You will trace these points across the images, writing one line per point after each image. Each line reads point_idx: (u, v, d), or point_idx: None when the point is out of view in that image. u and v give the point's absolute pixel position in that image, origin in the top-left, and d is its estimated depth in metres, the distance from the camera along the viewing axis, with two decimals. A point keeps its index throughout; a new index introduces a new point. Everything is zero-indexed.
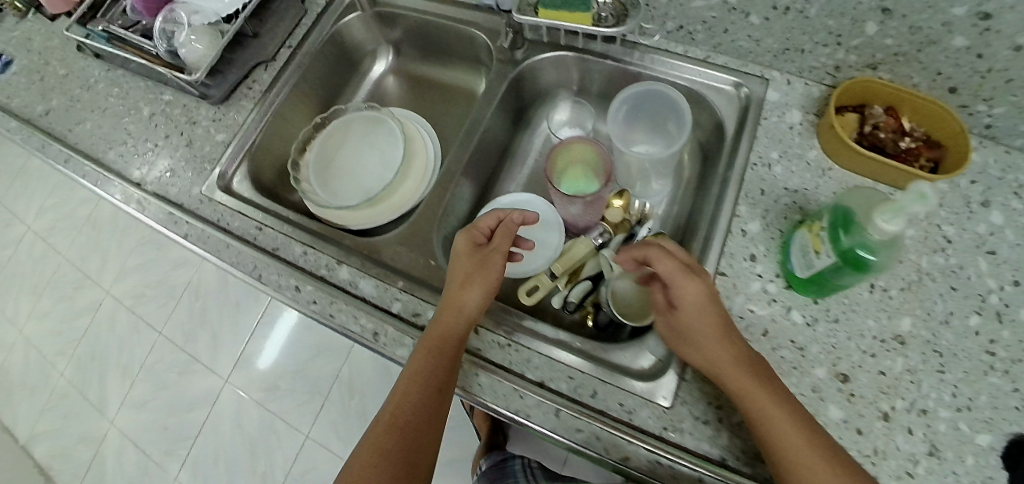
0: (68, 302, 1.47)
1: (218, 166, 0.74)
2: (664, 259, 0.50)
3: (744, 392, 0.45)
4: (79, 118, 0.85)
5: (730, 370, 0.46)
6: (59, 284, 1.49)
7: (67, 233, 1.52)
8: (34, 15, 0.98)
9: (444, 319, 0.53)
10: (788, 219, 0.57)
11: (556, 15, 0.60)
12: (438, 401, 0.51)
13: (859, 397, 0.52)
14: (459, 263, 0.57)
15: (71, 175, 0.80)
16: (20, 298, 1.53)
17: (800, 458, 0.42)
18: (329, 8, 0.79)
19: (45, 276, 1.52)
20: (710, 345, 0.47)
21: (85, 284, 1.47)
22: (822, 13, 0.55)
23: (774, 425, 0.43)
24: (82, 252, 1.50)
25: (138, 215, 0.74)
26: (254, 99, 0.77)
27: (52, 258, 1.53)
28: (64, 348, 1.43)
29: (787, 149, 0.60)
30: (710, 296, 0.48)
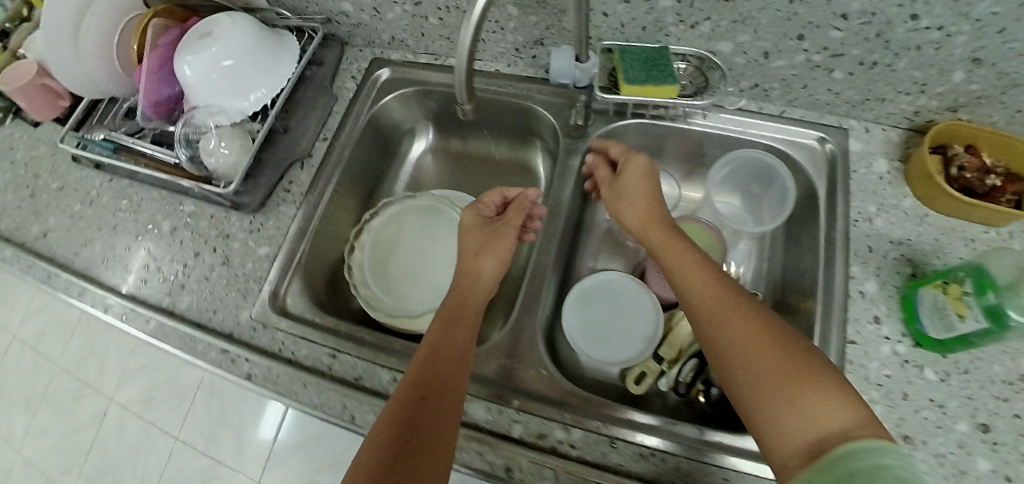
0: (65, 416, 1.29)
1: (266, 285, 0.66)
2: (621, 155, 0.62)
3: (714, 327, 0.47)
4: (85, 239, 0.76)
5: (699, 286, 0.50)
6: (51, 396, 1.30)
7: (50, 332, 1.35)
8: (12, 121, 0.88)
9: (461, 287, 0.59)
10: (901, 273, 0.57)
11: (642, 89, 0.57)
12: (445, 390, 0.49)
13: (1001, 444, 0.51)
14: (471, 236, 0.63)
15: (91, 310, 0.71)
16: (12, 413, 1.35)
17: (774, 386, 0.42)
18: (361, 91, 0.75)
19: (34, 388, 1.33)
20: (684, 267, 0.53)
21: (84, 394, 1.27)
22: (910, 65, 0.55)
23: (738, 350, 0.45)
24: (75, 357, 1.31)
25: (182, 353, 0.65)
26: (295, 201, 0.71)
27: (37, 368, 1.34)
28: (69, 467, 1.27)
29: (883, 201, 0.60)
30: (665, 216, 0.57)
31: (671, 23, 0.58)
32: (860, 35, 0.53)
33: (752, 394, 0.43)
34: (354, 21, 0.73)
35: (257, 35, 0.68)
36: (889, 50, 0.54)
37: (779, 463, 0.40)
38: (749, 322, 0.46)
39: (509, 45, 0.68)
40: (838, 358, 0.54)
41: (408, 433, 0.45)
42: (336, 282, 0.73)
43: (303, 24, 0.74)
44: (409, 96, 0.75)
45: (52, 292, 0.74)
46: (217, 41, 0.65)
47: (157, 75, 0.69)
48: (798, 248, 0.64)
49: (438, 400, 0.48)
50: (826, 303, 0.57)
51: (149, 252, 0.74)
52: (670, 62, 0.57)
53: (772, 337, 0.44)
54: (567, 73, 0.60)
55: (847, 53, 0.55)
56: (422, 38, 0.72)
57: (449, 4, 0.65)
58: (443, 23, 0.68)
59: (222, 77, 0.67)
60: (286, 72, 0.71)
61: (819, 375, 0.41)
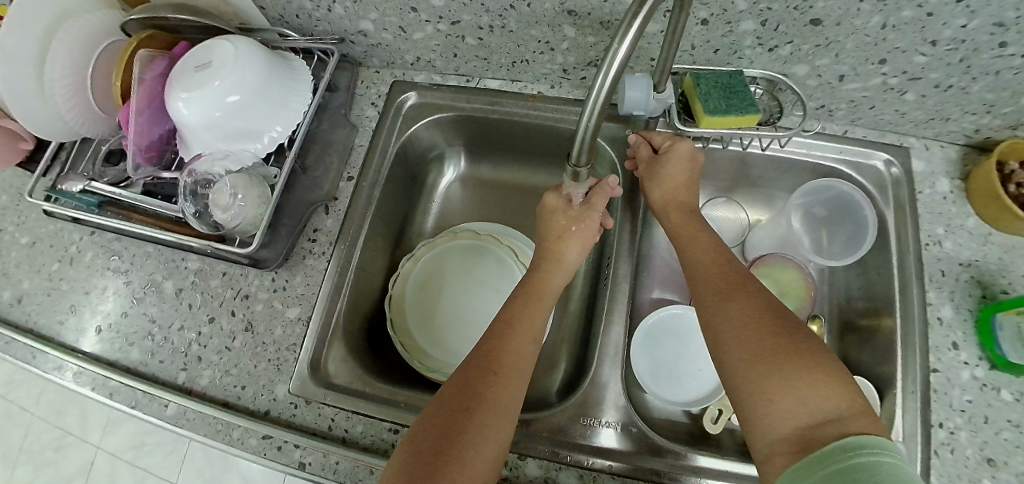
0: (50, 472, 1.14)
1: (303, 352, 0.59)
2: (667, 141, 0.58)
3: (712, 311, 0.46)
4: (66, 308, 0.67)
5: (705, 270, 0.49)
6: (30, 448, 1.16)
7: (18, 380, 1.19)
8: None
9: (546, 272, 0.55)
10: (972, 295, 0.57)
11: (721, 121, 0.54)
12: (505, 375, 0.46)
13: None
14: (553, 218, 0.58)
15: (91, 394, 0.61)
16: None
17: (767, 374, 0.40)
18: (385, 120, 0.67)
19: (11, 443, 1.17)
20: (695, 254, 0.52)
21: (68, 444, 1.14)
22: (984, 89, 0.52)
23: (731, 333, 0.43)
24: (54, 405, 1.16)
25: (213, 441, 0.57)
26: (324, 253, 0.63)
27: (12, 420, 1.17)
28: None
29: (949, 222, 0.60)
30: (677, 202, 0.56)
31: (749, 46, 0.53)
32: (943, 61, 0.50)
33: (740, 377, 0.41)
34: (374, 41, 0.65)
35: (267, 64, 0.58)
36: (968, 75, 0.51)
37: (764, 450, 0.39)
38: (747, 306, 0.44)
39: (557, 66, 0.62)
40: (923, 386, 0.55)
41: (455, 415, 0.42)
42: (374, 336, 0.66)
43: (314, 45, 0.64)
44: (445, 121, 0.69)
45: (42, 373, 0.63)
46: (220, 74, 0.55)
47: (147, 113, 0.59)
48: (862, 270, 0.64)
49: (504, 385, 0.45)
50: (905, 331, 0.57)
51: (151, 320, 0.64)
52: (748, 88, 0.54)
53: (766, 318, 0.43)
54: (641, 104, 0.54)
55: (925, 77, 0.53)
56: (453, 59, 0.65)
57: (493, 23, 0.57)
58: (482, 43, 0.61)
59: (229, 115, 0.57)
60: (302, 106, 0.61)
61: (821, 362, 0.40)
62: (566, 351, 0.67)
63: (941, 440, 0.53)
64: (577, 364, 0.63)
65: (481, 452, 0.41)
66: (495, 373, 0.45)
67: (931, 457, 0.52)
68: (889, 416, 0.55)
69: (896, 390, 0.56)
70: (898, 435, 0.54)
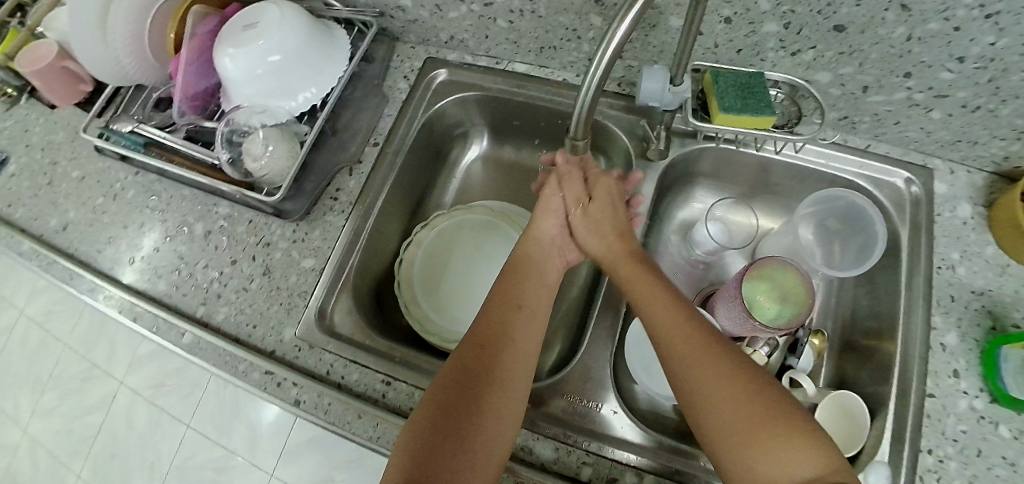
0: (76, 398, 1.22)
1: (313, 300, 0.62)
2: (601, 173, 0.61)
3: (674, 356, 0.46)
4: (106, 239, 0.72)
5: (660, 310, 0.49)
6: (61, 374, 1.24)
7: (57, 310, 1.28)
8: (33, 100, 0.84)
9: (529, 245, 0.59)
10: (981, 325, 0.56)
11: (735, 120, 0.54)
12: (505, 360, 0.48)
13: None
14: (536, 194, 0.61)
15: (118, 317, 0.66)
16: (20, 392, 1.27)
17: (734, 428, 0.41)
18: (414, 93, 0.70)
19: (46, 367, 1.26)
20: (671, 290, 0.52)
21: (95, 375, 1.22)
22: (1014, 113, 0.51)
23: (695, 383, 0.44)
24: (86, 337, 1.25)
25: (221, 373, 0.61)
26: (342, 212, 0.66)
27: (49, 346, 1.27)
28: (77, 448, 1.21)
29: (966, 248, 0.58)
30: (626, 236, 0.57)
31: (772, 48, 0.54)
32: (971, 78, 0.49)
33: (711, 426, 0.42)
34: (411, 17, 0.68)
35: (309, 30, 0.62)
36: (996, 96, 0.50)
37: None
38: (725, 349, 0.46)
39: (583, 55, 0.64)
40: (915, 408, 0.54)
41: (454, 410, 0.44)
42: (381, 297, 0.69)
43: (355, 15, 0.68)
44: (472, 100, 0.71)
45: (78, 293, 0.69)
46: (265, 34, 0.59)
47: (196, 66, 0.64)
48: (871, 288, 0.63)
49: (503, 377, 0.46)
50: (905, 351, 0.56)
51: (180, 256, 0.69)
52: (766, 90, 0.54)
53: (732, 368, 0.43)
54: (657, 95, 0.55)
55: (952, 95, 0.52)
56: (485, 40, 0.67)
57: (523, 7, 0.59)
58: (513, 27, 0.63)
59: (268, 73, 0.61)
60: (337, 72, 0.65)
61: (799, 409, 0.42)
62: (562, 334, 0.68)
63: (929, 465, 0.52)
64: (571, 346, 0.65)
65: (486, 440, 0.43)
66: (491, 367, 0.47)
67: (915, 481, 0.51)
68: (877, 434, 0.55)
69: (888, 410, 0.55)
70: (884, 454, 0.53)
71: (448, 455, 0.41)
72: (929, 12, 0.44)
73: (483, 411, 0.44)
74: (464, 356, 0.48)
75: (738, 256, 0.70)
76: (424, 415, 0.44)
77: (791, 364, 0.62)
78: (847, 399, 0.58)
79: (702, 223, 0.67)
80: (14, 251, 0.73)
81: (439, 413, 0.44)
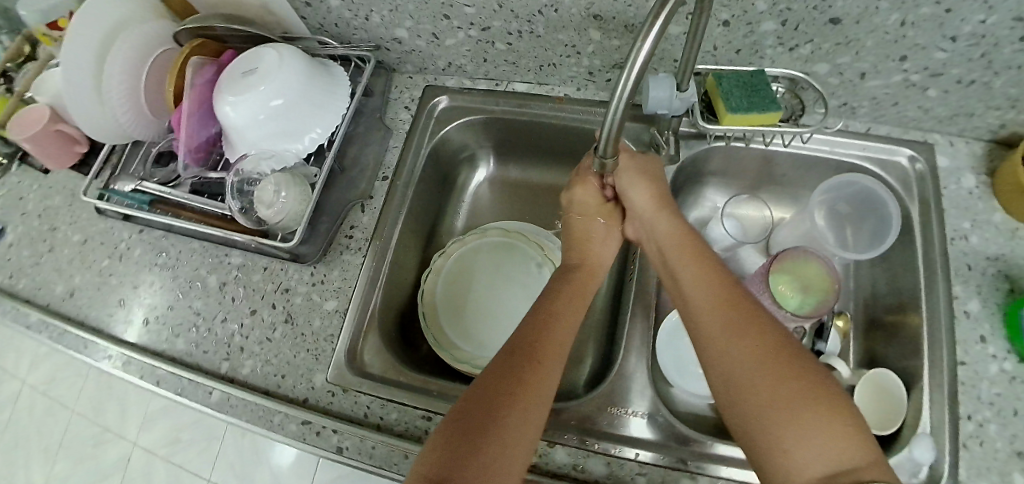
0: (87, 466, 1.18)
1: (340, 342, 0.61)
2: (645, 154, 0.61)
3: (714, 333, 0.45)
4: (116, 302, 0.70)
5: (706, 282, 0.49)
6: (69, 443, 1.20)
7: (60, 376, 1.25)
8: (23, 168, 0.82)
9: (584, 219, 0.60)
10: (1000, 289, 0.57)
11: (742, 119, 0.56)
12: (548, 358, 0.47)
13: None
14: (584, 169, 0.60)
15: (140, 382, 0.65)
16: (25, 467, 1.22)
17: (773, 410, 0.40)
18: (418, 123, 0.70)
19: (52, 437, 1.21)
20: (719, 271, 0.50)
21: (107, 439, 1.19)
22: (1007, 84, 0.53)
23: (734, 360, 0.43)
24: (93, 401, 1.21)
25: (255, 427, 0.59)
26: (360, 249, 0.66)
27: (54, 415, 1.22)
28: None
29: (975, 217, 0.60)
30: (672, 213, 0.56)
31: (770, 46, 0.55)
32: (965, 56, 0.51)
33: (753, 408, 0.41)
34: (408, 48, 0.68)
35: (308, 71, 0.62)
36: (989, 70, 0.52)
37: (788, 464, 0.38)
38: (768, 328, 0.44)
39: (583, 69, 0.65)
40: (951, 378, 0.55)
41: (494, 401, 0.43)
42: (405, 330, 0.68)
43: (351, 52, 0.68)
44: (475, 123, 0.72)
45: (93, 361, 0.67)
46: (265, 79, 0.59)
47: (197, 116, 0.63)
48: (887, 265, 0.64)
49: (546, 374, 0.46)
50: (932, 324, 0.57)
51: (196, 312, 0.67)
52: (769, 86, 0.56)
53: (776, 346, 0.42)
54: (665, 103, 0.56)
55: (946, 72, 0.54)
56: (483, 64, 0.68)
57: (522, 28, 0.60)
58: (512, 48, 0.64)
59: (273, 117, 0.61)
60: (340, 109, 0.65)
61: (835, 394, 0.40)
62: (592, 346, 0.68)
63: (970, 432, 0.53)
64: (604, 357, 0.65)
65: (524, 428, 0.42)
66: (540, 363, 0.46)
67: (960, 449, 0.53)
68: (917, 408, 0.56)
69: (923, 383, 0.56)
70: (926, 427, 0.54)
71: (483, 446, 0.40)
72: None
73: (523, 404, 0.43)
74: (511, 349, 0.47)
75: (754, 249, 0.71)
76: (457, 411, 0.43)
77: (821, 350, 0.63)
78: (881, 371, 0.59)
79: (717, 220, 0.68)
80: (22, 324, 0.71)
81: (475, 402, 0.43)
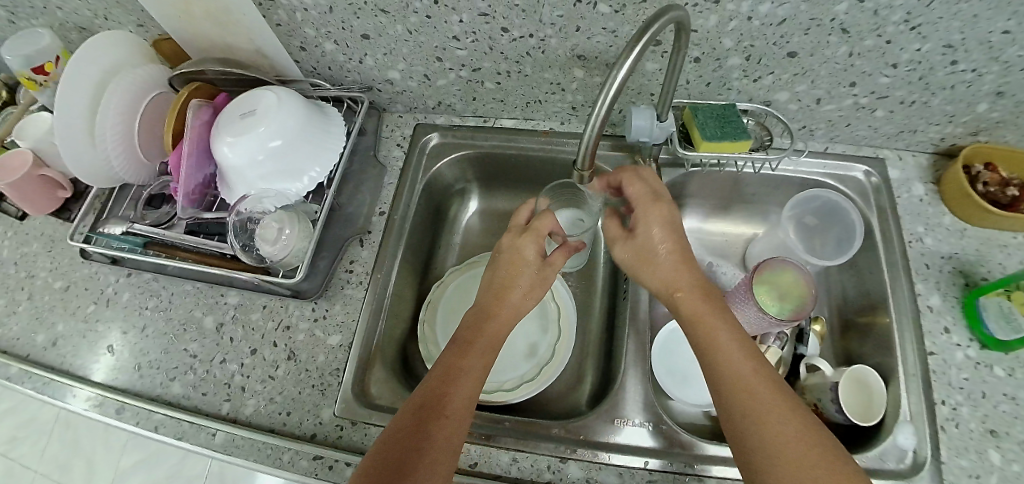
0: None
1: (346, 374, 0.61)
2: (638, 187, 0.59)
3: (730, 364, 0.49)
4: (104, 347, 0.69)
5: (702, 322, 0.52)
6: None
7: (24, 435, 0.99)
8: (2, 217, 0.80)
9: (510, 269, 0.57)
10: (957, 284, 0.64)
11: (718, 146, 0.61)
12: (456, 390, 0.49)
13: None
14: (516, 244, 0.58)
15: (134, 429, 0.62)
16: None
17: (765, 420, 0.45)
18: (411, 159, 0.73)
19: None
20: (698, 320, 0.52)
21: None
22: (942, 102, 0.61)
23: (751, 395, 0.47)
24: (54, 461, 0.96)
25: (262, 466, 0.58)
26: (361, 283, 0.67)
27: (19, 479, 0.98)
28: None
29: (928, 221, 0.67)
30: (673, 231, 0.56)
31: (737, 78, 0.62)
32: (905, 80, 0.59)
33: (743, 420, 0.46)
34: (399, 88, 0.72)
35: (305, 111, 0.64)
36: (927, 90, 0.60)
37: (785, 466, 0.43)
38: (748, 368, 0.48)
39: (567, 104, 0.69)
40: (925, 367, 0.60)
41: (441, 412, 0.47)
42: (408, 358, 0.70)
43: (343, 93, 0.71)
44: (467, 158, 0.75)
45: (81, 411, 0.64)
46: (264, 120, 0.60)
47: (193, 158, 0.64)
48: (856, 271, 0.69)
49: (466, 373, 0.50)
50: (900, 321, 0.62)
51: (193, 355, 0.66)
52: (741, 120, 0.62)
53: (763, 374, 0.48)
54: (646, 131, 0.60)
55: (891, 94, 0.62)
56: (472, 101, 0.72)
57: (510, 69, 0.65)
58: (500, 86, 0.68)
59: (270, 157, 0.61)
60: (336, 148, 0.67)
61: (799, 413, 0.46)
62: (591, 363, 0.70)
63: (944, 414, 0.58)
64: (604, 373, 0.67)
65: (447, 446, 0.46)
66: (459, 370, 0.50)
67: (938, 431, 0.57)
68: (895, 397, 0.60)
69: (899, 374, 0.61)
70: (906, 414, 0.59)
71: (423, 461, 0.44)
72: (864, 31, 0.54)
73: (455, 406, 0.48)
74: (426, 391, 0.49)
75: (728, 252, 0.79)
76: (401, 418, 0.47)
77: (803, 352, 0.67)
78: (858, 367, 0.62)
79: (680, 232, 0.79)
80: (0, 377, 0.68)
81: (422, 412, 0.47)
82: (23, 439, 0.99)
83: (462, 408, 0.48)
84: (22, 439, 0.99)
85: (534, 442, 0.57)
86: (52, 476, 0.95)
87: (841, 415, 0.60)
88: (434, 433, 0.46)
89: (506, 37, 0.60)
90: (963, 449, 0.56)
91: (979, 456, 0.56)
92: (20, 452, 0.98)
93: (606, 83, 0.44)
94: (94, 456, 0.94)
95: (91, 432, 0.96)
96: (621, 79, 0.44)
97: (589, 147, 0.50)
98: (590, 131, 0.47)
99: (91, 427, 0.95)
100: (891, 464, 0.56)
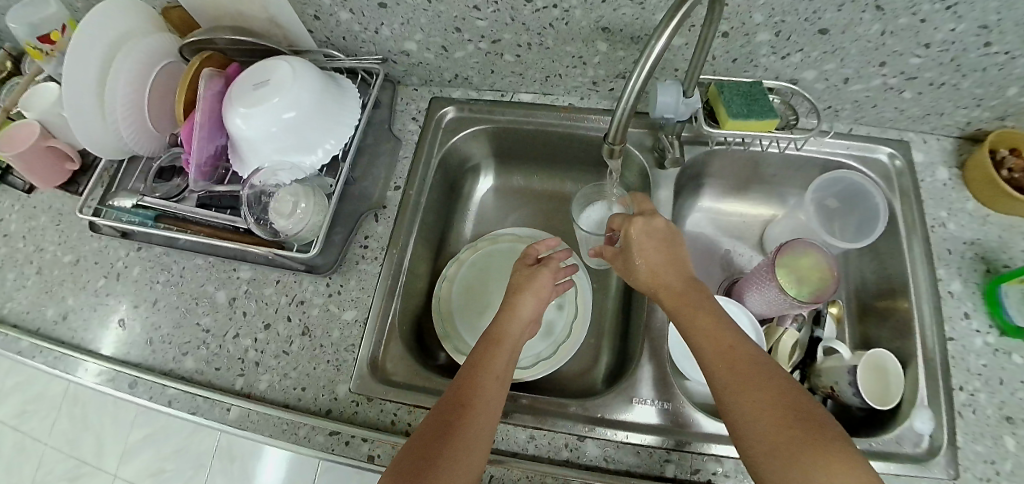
0: None
1: (362, 351, 0.61)
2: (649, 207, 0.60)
3: (739, 362, 0.47)
4: (115, 321, 0.68)
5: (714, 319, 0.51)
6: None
7: (32, 409, 0.99)
8: (9, 189, 0.79)
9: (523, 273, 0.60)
10: (978, 270, 0.63)
11: (744, 124, 0.60)
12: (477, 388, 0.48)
13: None
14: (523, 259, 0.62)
15: (148, 403, 0.62)
16: None
17: (768, 416, 0.43)
18: (426, 134, 0.72)
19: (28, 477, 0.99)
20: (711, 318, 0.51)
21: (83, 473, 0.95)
22: (973, 85, 0.60)
23: (758, 393, 0.45)
24: (64, 434, 0.96)
25: (278, 441, 0.57)
26: (376, 259, 0.66)
27: (31, 451, 0.98)
28: None
29: (951, 206, 0.66)
30: (674, 244, 0.57)
31: (764, 55, 0.61)
32: (936, 61, 0.58)
33: (736, 408, 0.45)
34: (415, 60, 0.70)
35: (321, 84, 0.62)
36: (958, 72, 0.58)
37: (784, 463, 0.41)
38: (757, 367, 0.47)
39: (587, 79, 0.68)
40: (944, 352, 0.59)
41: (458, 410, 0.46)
42: (423, 335, 0.69)
43: (358, 64, 0.69)
44: (483, 133, 0.74)
45: (92, 385, 0.64)
46: (279, 91, 0.58)
47: (204, 129, 0.62)
48: (876, 255, 0.69)
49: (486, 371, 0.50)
50: (920, 306, 0.62)
51: (205, 330, 0.65)
52: (767, 97, 0.60)
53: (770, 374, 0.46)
54: (671, 108, 0.59)
55: (920, 75, 0.60)
56: (490, 75, 0.70)
57: (531, 41, 0.63)
58: (519, 59, 0.66)
59: (284, 130, 0.60)
60: (352, 121, 0.65)
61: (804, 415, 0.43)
62: (607, 344, 0.70)
63: (961, 400, 0.57)
64: (620, 353, 0.67)
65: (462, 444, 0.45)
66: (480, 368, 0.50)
67: (956, 417, 0.57)
68: (913, 381, 0.60)
69: (917, 359, 0.60)
70: (923, 399, 0.58)
71: (440, 456, 0.44)
72: (899, 9, 0.52)
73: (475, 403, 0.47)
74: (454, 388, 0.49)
75: (745, 234, 0.78)
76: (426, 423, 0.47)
77: (819, 335, 0.67)
78: (875, 352, 0.60)
79: (695, 214, 0.78)
80: (11, 350, 0.67)
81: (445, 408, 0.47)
82: (32, 412, 0.99)
83: (484, 403, 0.47)
84: (31, 412, 0.99)
85: (553, 420, 0.56)
86: (63, 449, 0.95)
87: (859, 399, 0.59)
88: (451, 433, 0.45)
89: (529, 8, 0.58)
90: (981, 434, 0.56)
91: (996, 442, 0.55)
92: (30, 425, 0.98)
93: (645, 51, 0.43)
94: (103, 430, 0.94)
95: (100, 406, 0.95)
96: (660, 47, 0.43)
97: (623, 120, 0.48)
98: (625, 101, 0.47)
99: (101, 401, 0.95)
100: (906, 448, 0.56)
